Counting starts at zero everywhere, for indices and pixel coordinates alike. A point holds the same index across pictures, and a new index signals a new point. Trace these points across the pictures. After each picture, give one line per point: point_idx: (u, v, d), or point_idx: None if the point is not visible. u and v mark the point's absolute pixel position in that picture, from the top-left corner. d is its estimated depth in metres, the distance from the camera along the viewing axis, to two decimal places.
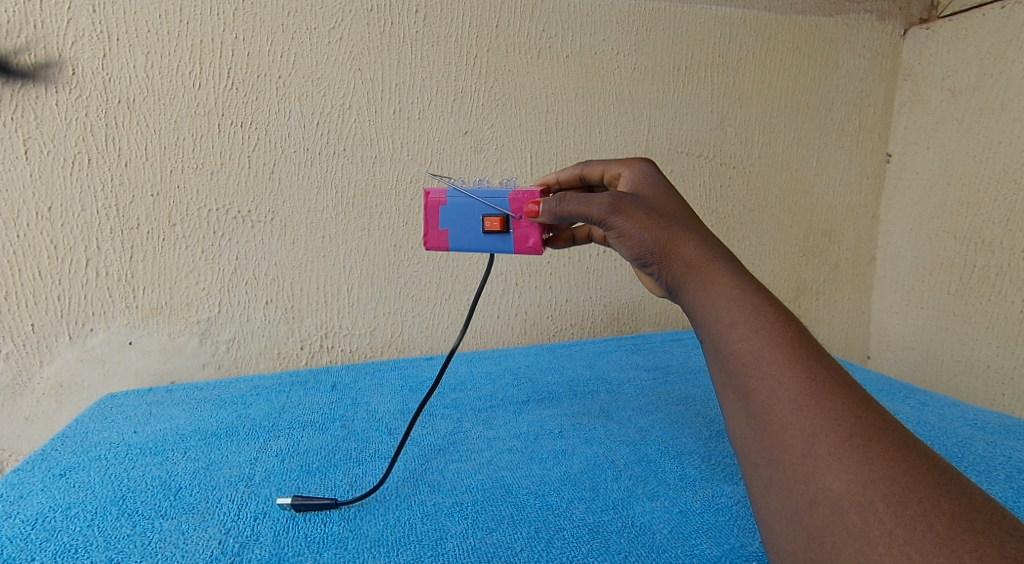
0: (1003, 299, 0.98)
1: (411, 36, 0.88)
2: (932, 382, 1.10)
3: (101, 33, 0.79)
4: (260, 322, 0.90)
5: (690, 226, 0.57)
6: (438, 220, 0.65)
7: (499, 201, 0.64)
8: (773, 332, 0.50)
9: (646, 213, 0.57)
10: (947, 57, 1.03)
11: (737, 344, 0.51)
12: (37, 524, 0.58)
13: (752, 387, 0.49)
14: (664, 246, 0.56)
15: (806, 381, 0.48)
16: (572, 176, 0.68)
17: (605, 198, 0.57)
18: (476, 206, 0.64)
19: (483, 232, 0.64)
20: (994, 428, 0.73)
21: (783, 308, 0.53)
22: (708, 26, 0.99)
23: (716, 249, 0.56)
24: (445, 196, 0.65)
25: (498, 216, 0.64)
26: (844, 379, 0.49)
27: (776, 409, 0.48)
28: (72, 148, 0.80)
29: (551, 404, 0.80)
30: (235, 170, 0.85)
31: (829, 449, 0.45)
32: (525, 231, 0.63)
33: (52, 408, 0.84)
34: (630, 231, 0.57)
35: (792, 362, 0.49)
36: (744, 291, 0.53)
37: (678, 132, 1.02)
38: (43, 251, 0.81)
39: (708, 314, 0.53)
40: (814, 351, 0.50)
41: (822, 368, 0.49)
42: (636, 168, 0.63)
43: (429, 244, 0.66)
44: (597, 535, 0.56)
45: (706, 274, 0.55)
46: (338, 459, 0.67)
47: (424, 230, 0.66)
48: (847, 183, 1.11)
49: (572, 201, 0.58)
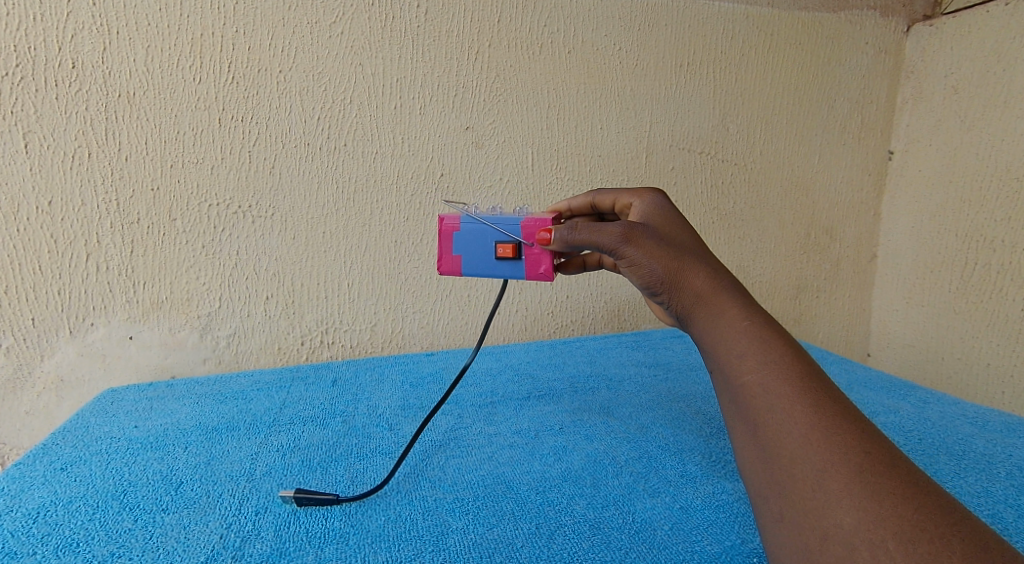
0: (1003, 297, 0.98)
1: (412, 30, 0.88)
2: (932, 379, 1.10)
3: (101, 26, 0.78)
4: (260, 317, 0.90)
5: (701, 258, 0.58)
6: (452, 245, 0.66)
7: (512, 228, 0.63)
8: (782, 365, 0.51)
9: (656, 243, 0.57)
10: (951, 54, 1.03)
11: (747, 377, 0.51)
12: (38, 517, 0.58)
13: (762, 421, 0.50)
14: (674, 276, 0.56)
15: (816, 416, 0.48)
16: (584, 204, 0.68)
17: (617, 227, 0.57)
18: (489, 233, 0.64)
19: (496, 258, 0.64)
20: (995, 425, 0.73)
21: (792, 341, 0.54)
22: (711, 22, 0.99)
23: (726, 280, 0.57)
24: (460, 222, 0.65)
25: (510, 243, 0.63)
26: (854, 414, 0.49)
27: (786, 441, 0.48)
28: (72, 141, 0.80)
29: (552, 400, 0.80)
30: (236, 165, 0.85)
31: (840, 483, 0.46)
32: (537, 257, 0.63)
33: (53, 402, 0.84)
34: (641, 261, 0.57)
35: (802, 395, 0.49)
36: (753, 323, 0.54)
37: (681, 129, 1.01)
38: (44, 245, 0.80)
39: (719, 346, 0.54)
40: (824, 385, 0.50)
41: (831, 403, 0.49)
42: (648, 199, 0.64)
43: (443, 269, 0.66)
44: (599, 531, 0.57)
45: (716, 304, 0.55)
46: (340, 454, 0.68)
47: (438, 255, 0.66)
48: (848, 181, 1.11)
49: (584, 230, 0.59)
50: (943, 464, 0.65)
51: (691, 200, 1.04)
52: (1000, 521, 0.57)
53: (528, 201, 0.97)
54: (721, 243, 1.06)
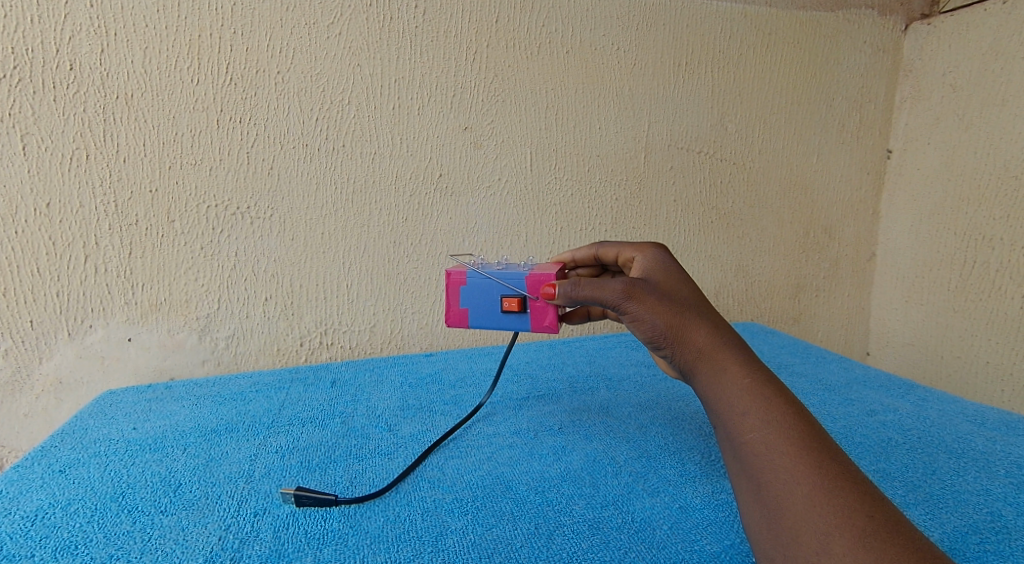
0: (1003, 295, 0.98)
1: (411, 31, 0.88)
2: (931, 378, 1.10)
3: (99, 27, 0.78)
4: (259, 318, 0.90)
5: (702, 313, 0.58)
6: (458, 298, 0.66)
7: (518, 283, 0.64)
8: (784, 423, 0.51)
9: (658, 299, 0.57)
10: (949, 53, 1.03)
11: (750, 435, 0.51)
12: (36, 520, 0.58)
13: (765, 480, 0.50)
14: (675, 331, 0.57)
15: (819, 478, 0.48)
16: (588, 256, 0.70)
17: (618, 284, 0.58)
18: (495, 287, 0.65)
19: (502, 312, 0.65)
20: (994, 423, 0.73)
21: (793, 397, 0.54)
22: (709, 21, 0.99)
23: (726, 335, 0.57)
24: (466, 275, 0.66)
25: (516, 297, 0.64)
26: (856, 476, 0.49)
27: (789, 503, 0.48)
28: (70, 143, 0.79)
29: (551, 400, 0.80)
30: (234, 166, 0.85)
31: (844, 548, 0.45)
32: (542, 310, 0.64)
33: (52, 404, 0.84)
34: (643, 316, 0.57)
35: (803, 456, 0.49)
36: (755, 380, 0.54)
37: (679, 128, 1.01)
38: (42, 247, 0.80)
39: (722, 404, 0.54)
40: (825, 445, 0.50)
41: (832, 464, 0.49)
42: (649, 254, 0.65)
43: (451, 322, 0.67)
44: (597, 531, 0.56)
45: (718, 360, 0.55)
46: (339, 455, 0.67)
47: (445, 309, 0.67)
48: (847, 180, 1.11)
49: (586, 285, 0.59)
50: (942, 462, 0.65)
51: (690, 200, 1.04)
52: (999, 519, 0.57)
53: (527, 202, 0.97)
54: (720, 242, 1.06)
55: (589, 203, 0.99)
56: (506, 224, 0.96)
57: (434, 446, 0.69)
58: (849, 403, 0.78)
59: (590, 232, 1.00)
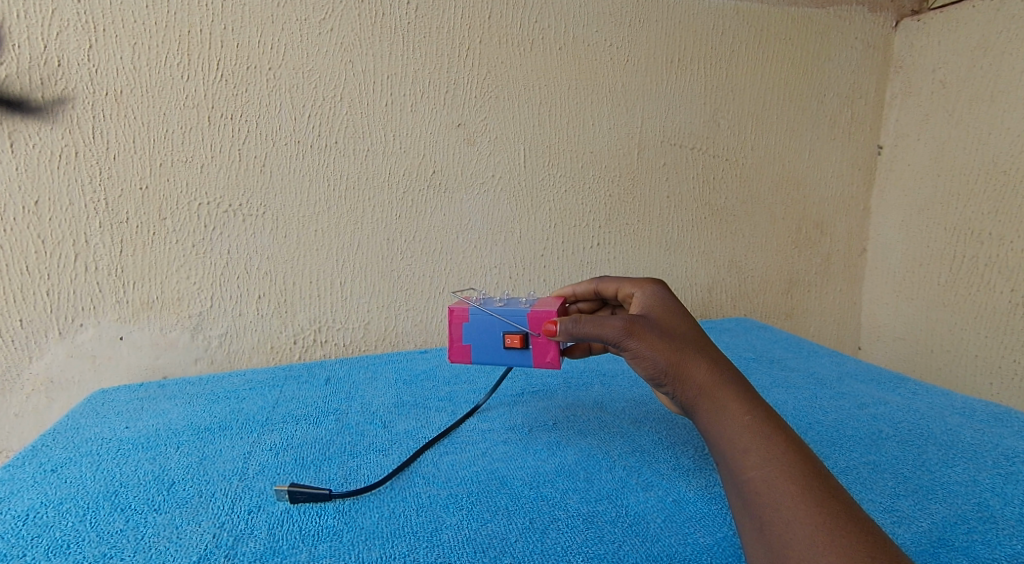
0: (992, 289, 0.99)
1: (403, 27, 0.88)
2: (922, 372, 1.11)
3: (87, 23, 0.78)
4: (253, 315, 0.90)
5: (702, 349, 0.58)
6: (462, 334, 0.67)
7: (519, 320, 0.64)
8: (787, 462, 0.51)
9: (657, 335, 0.58)
10: (938, 49, 1.04)
11: (752, 472, 0.51)
12: (28, 520, 0.58)
13: (768, 518, 0.49)
14: (676, 369, 0.57)
15: (822, 518, 0.48)
16: (589, 290, 0.70)
17: (618, 320, 0.58)
18: (497, 323, 0.65)
19: (505, 347, 0.65)
20: (983, 415, 0.74)
21: (793, 434, 0.53)
22: (701, 17, 0.99)
23: (726, 371, 0.57)
24: (469, 311, 0.66)
25: (518, 333, 0.64)
26: (859, 517, 0.48)
27: (792, 543, 0.47)
28: (58, 140, 0.79)
29: (545, 396, 0.80)
30: (226, 163, 0.85)
31: None
32: (544, 346, 0.64)
33: (43, 404, 0.83)
34: (643, 352, 0.57)
35: (806, 494, 0.49)
36: (756, 417, 0.54)
37: (672, 125, 1.01)
38: (31, 246, 0.80)
39: (725, 442, 0.53)
40: (828, 484, 0.50)
41: (835, 503, 0.48)
42: (648, 289, 0.65)
43: (455, 358, 0.67)
44: (593, 525, 0.57)
45: (718, 397, 0.55)
46: (333, 453, 0.67)
47: (449, 346, 0.67)
48: (839, 175, 1.12)
49: (588, 322, 0.59)
50: (932, 454, 0.66)
51: (683, 197, 1.04)
52: (987, 509, 0.58)
53: (521, 199, 0.97)
54: (713, 239, 1.07)
55: (582, 200, 0.99)
56: (500, 220, 0.96)
57: (432, 441, 0.69)
58: (841, 397, 0.79)
59: (584, 228, 1.00)
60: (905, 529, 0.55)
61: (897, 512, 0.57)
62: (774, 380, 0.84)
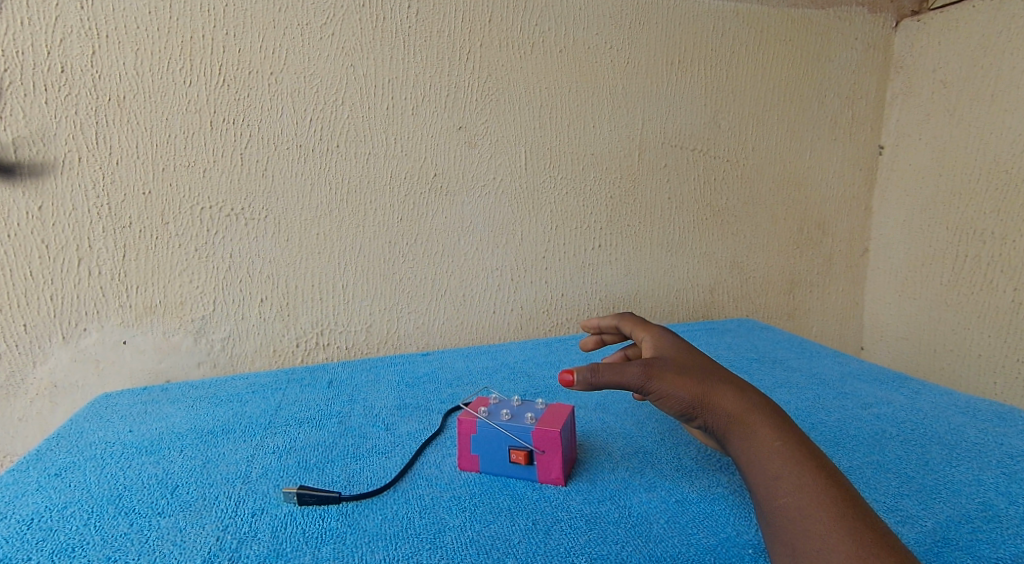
0: (995, 288, 0.99)
1: (404, 31, 0.88)
2: (925, 372, 1.11)
3: (89, 29, 0.78)
4: (255, 319, 0.90)
5: (725, 379, 0.59)
6: (470, 444, 0.64)
7: (526, 437, 0.61)
8: (817, 488, 0.50)
9: (677, 373, 0.59)
10: (939, 49, 1.04)
11: (783, 499, 0.51)
12: (32, 524, 0.58)
13: (800, 543, 0.48)
14: (703, 398, 0.58)
15: (854, 542, 0.47)
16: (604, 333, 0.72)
17: (637, 366, 0.59)
18: (503, 437, 0.62)
19: (510, 462, 0.63)
20: (986, 415, 0.74)
21: (826, 458, 0.53)
22: (702, 19, 1.00)
23: (754, 397, 0.57)
24: (477, 424, 0.63)
25: (523, 450, 0.62)
26: (894, 543, 0.47)
27: None
28: (62, 146, 0.79)
29: (548, 397, 0.80)
30: (228, 167, 0.85)
31: None
32: (549, 463, 0.62)
33: (47, 408, 0.84)
34: (668, 392, 0.58)
35: (836, 518, 0.48)
36: (787, 444, 0.53)
37: (673, 126, 1.02)
38: (35, 251, 0.80)
39: (755, 468, 0.53)
40: (861, 510, 0.49)
41: (867, 530, 0.47)
42: (656, 334, 0.67)
43: (463, 465, 0.65)
44: (595, 526, 0.57)
45: (750, 425, 0.55)
46: (336, 455, 0.67)
47: (458, 453, 0.64)
48: (840, 176, 1.12)
49: (606, 369, 0.58)
50: (935, 454, 0.66)
51: (684, 199, 1.04)
52: (990, 508, 0.57)
53: (523, 201, 0.97)
54: (715, 239, 1.07)
55: (584, 201, 0.99)
56: (501, 223, 0.97)
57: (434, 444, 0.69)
58: (843, 397, 0.79)
59: (586, 230, 1.00)
60: (909, 529, 0.55)
61: (900, 512, 0.57)
62: (776, 380, 0.84)
